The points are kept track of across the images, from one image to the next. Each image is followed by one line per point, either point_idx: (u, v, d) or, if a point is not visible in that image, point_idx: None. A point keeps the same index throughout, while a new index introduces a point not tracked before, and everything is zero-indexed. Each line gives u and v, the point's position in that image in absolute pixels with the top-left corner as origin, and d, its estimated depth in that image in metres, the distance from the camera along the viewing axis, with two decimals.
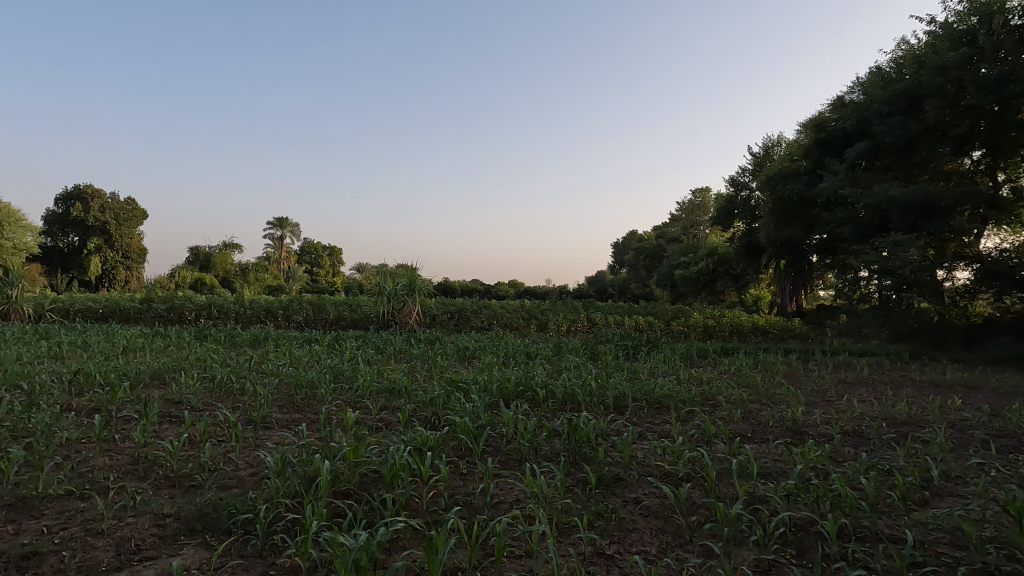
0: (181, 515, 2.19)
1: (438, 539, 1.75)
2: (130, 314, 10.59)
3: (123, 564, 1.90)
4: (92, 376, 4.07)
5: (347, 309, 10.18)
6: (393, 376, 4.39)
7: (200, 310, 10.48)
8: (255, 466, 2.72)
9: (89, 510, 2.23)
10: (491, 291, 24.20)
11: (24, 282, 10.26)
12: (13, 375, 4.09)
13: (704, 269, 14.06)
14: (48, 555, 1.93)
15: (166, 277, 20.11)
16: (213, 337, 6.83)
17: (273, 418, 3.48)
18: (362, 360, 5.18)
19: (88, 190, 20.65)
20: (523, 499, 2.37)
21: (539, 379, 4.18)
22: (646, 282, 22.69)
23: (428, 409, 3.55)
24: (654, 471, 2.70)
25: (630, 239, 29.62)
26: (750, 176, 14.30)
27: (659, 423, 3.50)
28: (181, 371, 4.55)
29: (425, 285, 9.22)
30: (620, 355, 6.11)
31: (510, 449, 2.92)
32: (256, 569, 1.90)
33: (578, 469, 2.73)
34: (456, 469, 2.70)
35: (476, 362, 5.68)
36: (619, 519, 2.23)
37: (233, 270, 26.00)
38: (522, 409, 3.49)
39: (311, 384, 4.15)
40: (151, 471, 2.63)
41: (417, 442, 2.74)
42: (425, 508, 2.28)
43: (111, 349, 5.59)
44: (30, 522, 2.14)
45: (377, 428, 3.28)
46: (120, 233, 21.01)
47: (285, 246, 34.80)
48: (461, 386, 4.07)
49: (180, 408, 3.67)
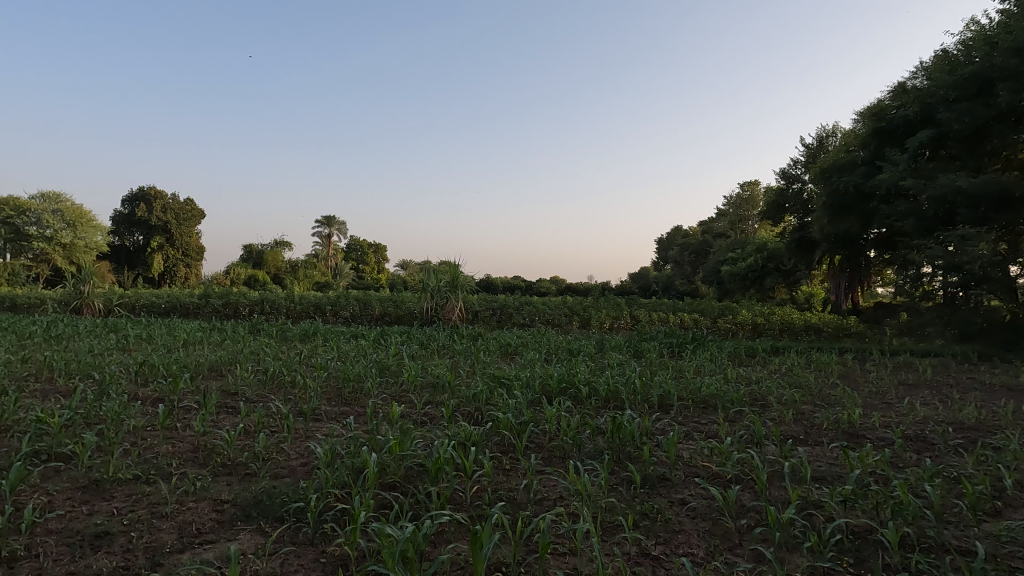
0: (237, 501, 2.30)
1: (483, 533, 1.74)
2: (190, 309, 11.19)
3: (185, 547, 2.00)
4: (155, 367, 4.33)
5: (392, 304, 10.36)
6: (437, 371, 4.48)
7: (253, 306, 10.94)
8: (306, 456, 2.82)
9: (153, 494, 2.36)
10: (533, 286, 24.10)
11: (95, 278, 10.98)
12: (85, 366, 4.38)
13: (752, 264, 13.61)
14: (117, 535, 2.05)
15: (221, 275, 21.18)
16: (265, 331, 7.11)
17: (323, 410, 3.60)
18: (407, 355, 5.31)
19: (152, 192, 21.72)
20: (567, 496, 2.36)
21: (583, 376, 4.18)
22: (691, 278, 22.16)
23: (471, 404, 3.60)
24: (700, 472, 2.64)
25: (674, 235, 28.93)
26: (802, 168, 13.75)
27: (706, 423, 3.41)
28: (236, 364, 4.76)
29: (468, 281, 9.29)
30: (665, 353, 6.02)
31: (553, 446, 2.91)
32: (308, 556, 1.96)
33: (623, 467, 2.71)
34: (498, 464, 2.71)
35: (518, 358, 5.70)
36: (665, 520, 2.19)
37: (284, 266, 26.96)
38: (565, 406, 3.49)
39: (358, 378, 4.26)
40: (210, 458, 2.76)
41: (460, 437, 2.79)
42: (469, 502, 2.30)
43: (173, 342, 5.90)
44: (102, 503, 2.29)
45: (421, 422, 3.33)
46: (180, 233, 22.06)
47: (333, 243, 35.77)
48: (505, 381, 4.10)
49: (236, 399, 3.84)
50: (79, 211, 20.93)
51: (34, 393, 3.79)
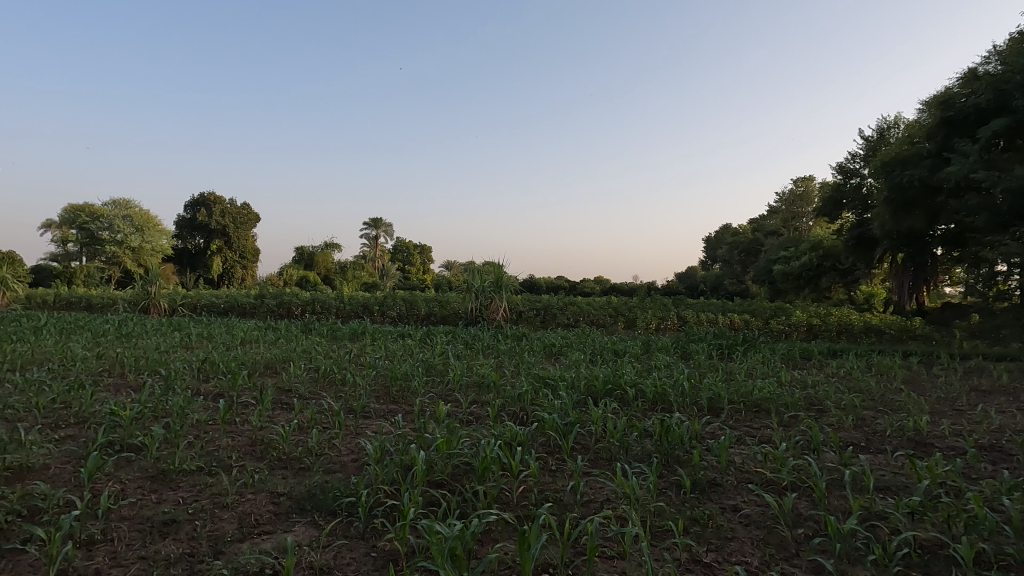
0: (292, 494, 2.38)
1: (531, 534, 1.74)
2: (247, 309, 11.70)
3: (245, 536, 2.09)
4: (216, 364, 4.54)
5: (437, 304, 10.50)
6: (482, 371, 4.51)
7: (305, 306, 11.33)
8: (356, 452, 2.90)
9: (216, 485, 2.48)
10: (577, 286, 23.94)
11: (161, 280, 11.62)
12: (153, 362, 4.65)
13: (807, 263, 13.07)
14: (183, 523, 2.16)
15: (275, 277, 22.05)
16: (317, 330, 7.34)
17: (372, 408, 3.69)
18: (452, 355, 5.38)
19: (212, 197, 22.77)
20: (614, 499, 2.33)
21: (629, 377, 4.11)
22: (741, 278, 21.48)
23: (517, 404, 3.60)
24: (753, 478, 2.55)
25: (723, 234, 28.14)
26: (861, 161, 13.11)
27: (759, 428, 3.30)
28: (290, 361, 4.94)
29: (512, 281, 9.32)
30: (714, 354, 5.86)
31: (599, 447, 2.88)
32: (360, 550, 2.01)
33: (671, 471, 2.65)
34: (544, 465, 2.71)
35: (563, 358, 5.68)
36: (716, 527, 2.13)
37: (334, 268, 27.80)
38: (611, 408, 3.45)
39: (406, 377, 4.34)
40: (266, 452, 2.88)
41: (506, 437, 2.80)
42: (515, 502, 2.30)
43: (231, 341, 6.18)
44: (169, 492, 2.42)
45: (467, 421, 3.36)
46: (237, 236, 23.09)
47: (380, 244, 36.64)
48: (550, 382, 4.08)
49: (290, 396, 3.98)
50: (146, 216, 22.41)
51: (108, 387, 4.04)
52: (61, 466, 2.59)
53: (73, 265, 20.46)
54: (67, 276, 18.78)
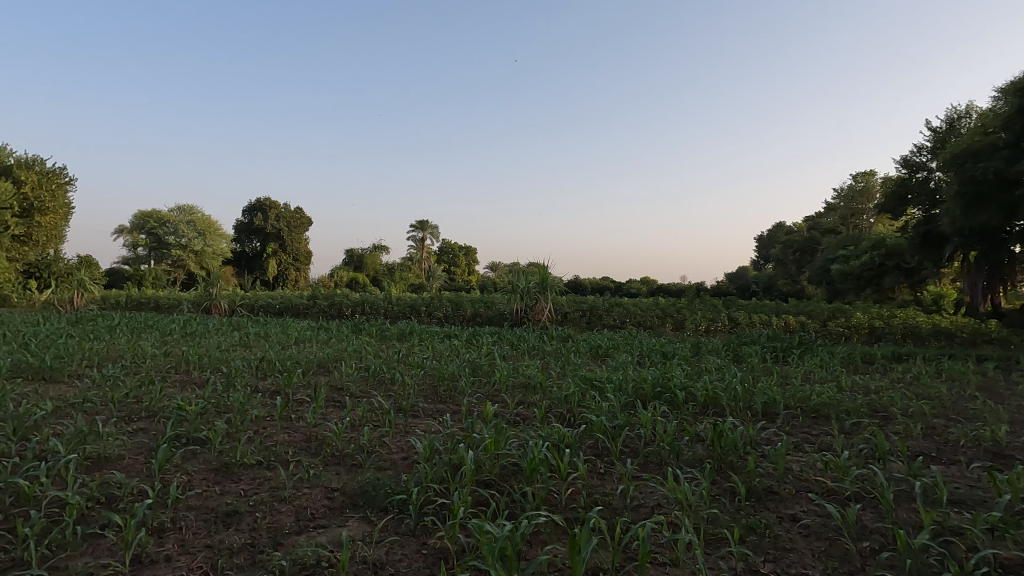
0: (346, 490, 2.45)
1: (581, 537, 1.72)
2: (300, 309, 12.12)
3: (302, 529, 2.16)
4: (272, 363, 4.73)
5: (483, 305, 10.57)
6: (529, 372, 4.51)
7: (355, 307, 11.65)
8: (406, 450, 2.95)
9: (274, 479, 2.58)
10: (623, 287, 23.58)
11: (221, 281, 12.21)
12: (215, 360, 4.88)
13: (868, 262, 12.42)
14: (245, 514, 2.26)
15: (326, 278, 22.76)
16: (367, 331, 7.53)
17: (421, 407, 3.75)
18: (498, 355, 5.40)
19: (267, 202, 23.72)
20: (666, 504, 2.28)
21: (679, 380, 4.02)
22: (796, 278, 20.60)
23: (564, 406, 3.58)
24: (813, 487, 2.45)
25: (777, 231, 27.12)
26: (928, 155, 12.37)
27: (818, 435, 3.15)
28: (341, 360, 5.09)
29: (557, 282, 9.28)
30: (768, 357, 5.65)
31: (649, 451, 2.83)
32: (411, 547, 2.05)
33: (725, 478, 2.57)
34: (593, 468, 2.68)
35: (609, 360, 5.61)
36: (774, 536, 2.05)
37: (382, 269, 28.44)
38: (661, 411, 3.38)
39: (453, 377, 4.39)
40: (321, 448, 2.97)
41: (554, 439, 2.79)
42: (564, 504, 2.29)
43: (286, 340, 6.42)
44: (232, 485, 2.53)
45: (514, 422, 3.37)
46: (291, 239, 23.97)
47: (426, 246, 37.26)
48: (597, 384, 4.04)
49: (342, 394, 4.10)
50: (208, 221, 23.70)
51: (175, 383, 4.28)
52: (134, 457, 2.75)
53: (143, 268, 21.77)
54: (137, 279, 19.99)
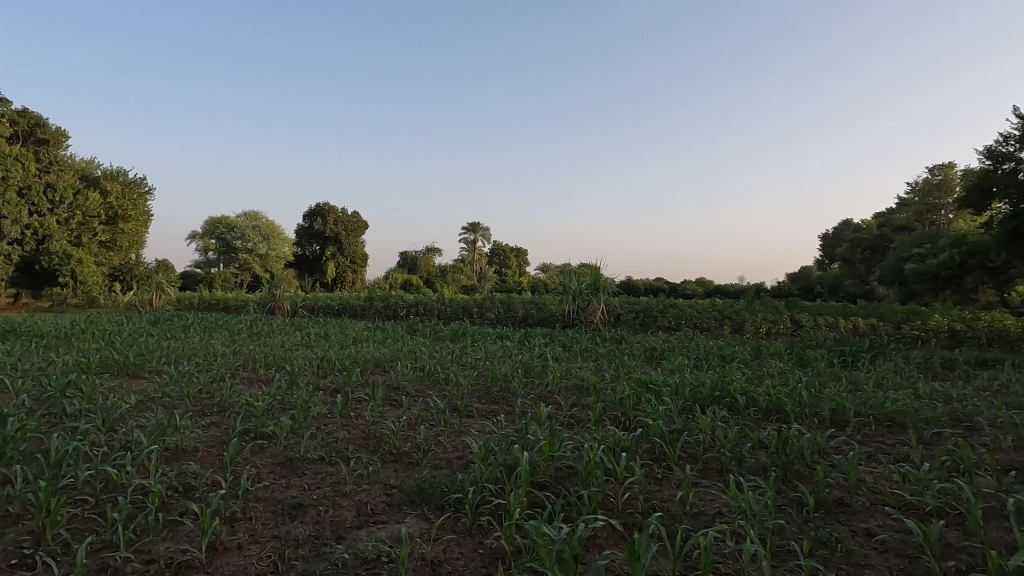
0: (404, 487, 2.50)
1: (639, 544, 1.69)
2: (358, 310, 12.53)
3: (362, 523, 2.22)
4: (332, 362, 4.91)
5: (534, 307, 10.56)
6: (582, 373, 4.47)
7: (410, 308, 11.92)
8: (461, 450, 2.99)
9: (336, 474, 2.66)
10: (678, 287, 23.03)
11: (284, 283, 12.80)
12: (279, 358, 5.12)
13: (947, 261, 11.57)
14: (308, 508, 2.35)
15: (382, 280, 23.39)
16: (421, 331, 7.68)
17: (475, 407, 3.79)
18: (551, 357, 5.38)
19: (326, 207, 24.61)
20: (728, 513, 2.20)
21: (738, 384, 3.88)
22: (864, 278, 19.31)
23: (618, 409, 3.53)
24: (889, 500, 2.30)
25: (843, 229, 25.69)
26: (1015, 144, 11.40)
27: (892, 445, 2.97)
28: (397, 360, 5.21)
29: (610, 283, 9.16)
30: (835, 362, 5.36)
31: (709, 457, 2.74)
32: (468, 545, 2.07)
33: (791, 487, 2.46)
34: (650, 472, 2.62)
35: (665, 363, 5.48)
36: (846, 551, 1.94)
37: (435, 271, 28.95)
38: (721, 416, 3.27)
39: (506, 377, 4.41)
40: (379, 445, 3.05)
41: (610, 442, 2.75)
42: (621, 509, 2.25)
43: (345, 340, 6.64)
44: (296, 478, 2.64)
45: (568, 424, 3.35)
46: (348, 242, 24.78)
47: (478, 248, 37.68)
48: (652, 387, 3.95)
49: (398, 393, 4.20)
50: (272, 226, 25.01)
51: (243, 380, 4.51)
52: (207, 449, 2.91)
53: (213, 271, 23.09)
54: (209, 281, 21.21)
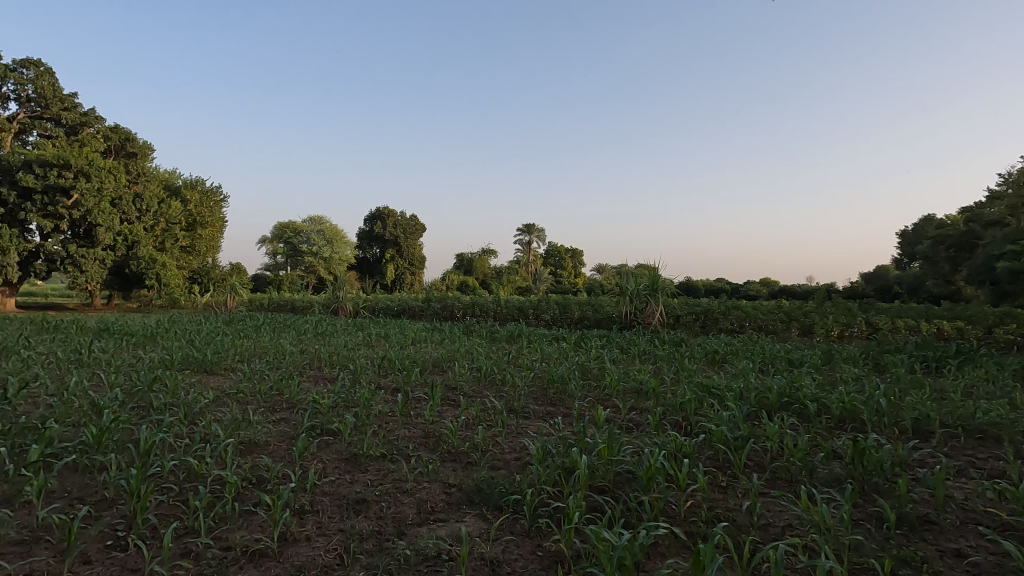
0: (463, 486, 2.53)
1: (704, 554, 1.63)
2: (416, 311, 12.83)
3: (423, 521, 2.27)
4: (392, 361, 5.04)
5: (590, 308, 10.45)
6: (640, 376, 4.38)
7: (466, 309, 12.10)
8: (519, 451, 2.99)
9: (397, 472, 2.73)
10: (740, 288, 22.20)
11: (347, 285, 13.29)
12: (342, 358, 5.31)
13: None
14: (372, 503, 2.42)
15: (439, 282, 23.85)
16: (478, 332, 7.78)
17: (531, 409, 3.78)
18: (608, 359, 5.31)
19: (386, 211, 25.34)
20: (799, 526, 2.09)
21: (809, 390, 3.68)
22: (951, 278, 17.33)
23: (679, 413, 3.43)
24: (982, 520, 2.11)
25: (925, 225, 23.84)
26: None
27: (985, 459, 2.73)
28: (454, 361, 5.29)
29: (668, 284, 8.95)
30: (917, 368, 5.00)
31: (777, 466, 2.61)
32: (526, 548, 2.06)
33: (870, 501, 2.30)
34: (714, 480, 2.53)
35: (727, 366, 5.29)
36: (934, 572, 1.80)
37: (490, 272, 29.23)
38: (789, 423, 3.12)
39: (562, 379, 4.39)
40: (438, 444, 3.11)
41: (671, 448, 2.67)
42: (683, 517, 2.19)
43: (404, 340, 6.81)
44: (360, 474, 2.72)
45: (626, 428, 3.29)
46: (407, 245, 25.41)
47: (533, 250, 37.76)
48: (714, 391, 3.81)
49: (456, 393, 4.26)
50: (335, 230, 26.00)
51: (310, 378, 4.71)
52: (278, 444, 3.06)
53: (282, 273, 24.28)
54: (278, 283, 22.32)
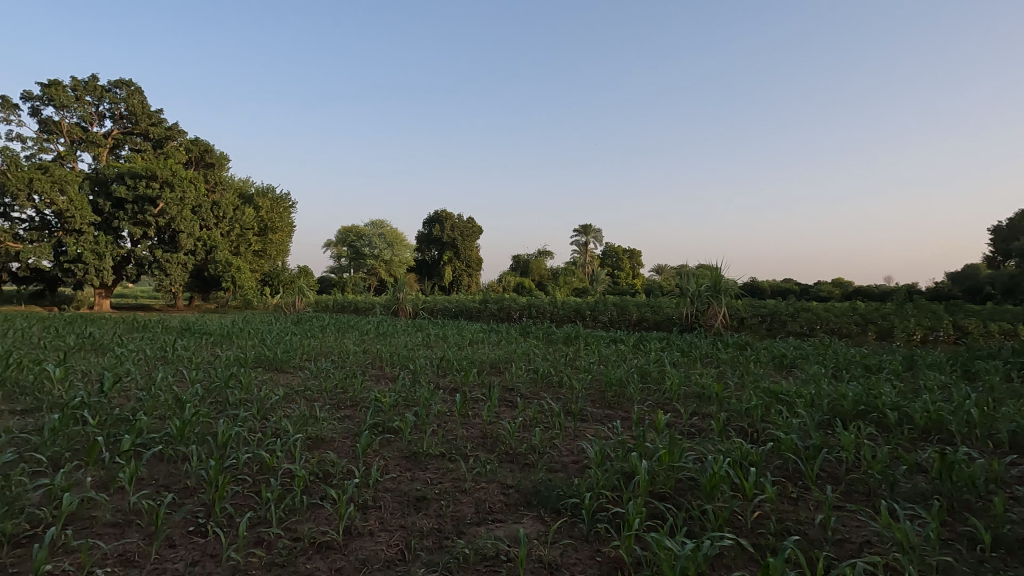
0: (520, 488, 2.53)
1: (774, 569, 1.55)
2: (473, 312, 13.00)
3: (481, 520, 2.29)
4: (451, 362, 5.12)
5: (649, 310, 10.21)
6: (703, 381, 4.23)
7: (523, 310, 12.14)
8: (577, 454, 2.97)
9: (456, 471, 2.77)
10: (810, 290, 21.10)
11: (407, 287, 13.64)
12: (402, 358, 5.45)
13: None
14: (431, 501, 2.46)
15: (496, 284, 24.04)
16: (534, 333, 7.78)
17: (589, 411, 3.74)
18: (668, 362, 5.18)
19: (444, 214, 25.83)
20: (879, 543, 1.96)
21: (888, 398, 3.44)
22: None
23: (745, 419, 3.29)
24: None
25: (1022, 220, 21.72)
26: None
27: None
28: (511, 362, 5.31)
29: (732, 285, 8.63)
30: (1014, 376, 4.56)
31: (854, 478, 2.46)
32: (585, 552, 2.04)
33: (961, 520, 2.12)
34: (784, 491, 2.41)
35: (797, 371, 5.03)
36: None
37: (546, 274, 29.19)
38: (867, 433, 2.92)
39: (621, 382, 4.31)
40: (496, 445, 3.12)
41: (737, 455, 2.57)
42: (750, 528, 2.09)
43: (462, 341, 6.91)
44: (420, 472, 2.78)
45: (688, 433, 3.19)
46: (465, 247, 25.78)
47: (590, 251, 37.43)
48: (783, 398, 3.63)
49: (513, 394, 4.28)
50: (396, 233, 26.75)
51: (372, 377, 4.86)
52: (343, 440, 3.17)
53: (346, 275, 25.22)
54: (342, 285, 23.20)
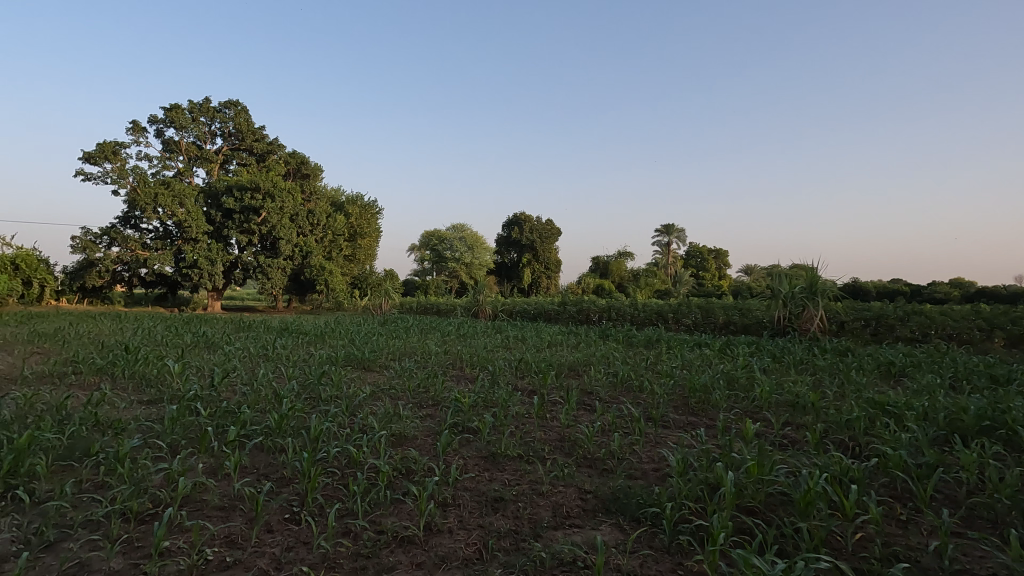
0: (599, 493, 2.49)
1: None
2: (552, 314, 12.99)
3: (559, 524, 2.27)
4: (528, 364, 5.14)
5: (737, 312, 9.71)
6: (797, 388, 3.96)
7: (602, 312, 11.97)
8: (657, 461, 2.87)
9: (533, 473, 2.77)
10: (923, 291, 19.18)
11: (487, 289, 13.88)
12: (482, 359, 5.54)
13: None
14: (509, 502, 2.48)
15: (575, 286, 23.86)
16: (614, 336, 7.64)
17: (671, 418, 3.61)
18: (757, 368, 4.89)
19: (523, 216, 26.03)
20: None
21: (1020, 413, 3.04)
22: None
23: (844, 432, 3.04)
24: None
25: None
26: None
27: None
28: (590, 365, 5.25)
29: (830, 286, 8.01)
30: None
31: (976, 503, 2.19)
32: (666, 564, 1.97)
33: None
34: (891, 512, 2.20)
35: (907, 380, 4.58)
36: None
37: (627, 275, 28.59)
38: (993, 452, 2.60)
39: (705, 388, 4.13)
40: (574, 449, 3.09)
41: (835, 470, 2.38)
42: (850, 551, 1.93)
43: (540, 343, 6.92)
44: (498, 473, 2.81)
45: (780, 445, 2.99)
46: (543, 248, 25.82)
47: (673, 251, 36.25)
48: (890, 409, 3.31)
49: (592, 398, 4.22)
50: (476, 237, 27.31)
51: (452, 377, 4.98)
52: (424, 438, 3.27)
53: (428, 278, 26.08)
54: (425, 287, 24.01)
